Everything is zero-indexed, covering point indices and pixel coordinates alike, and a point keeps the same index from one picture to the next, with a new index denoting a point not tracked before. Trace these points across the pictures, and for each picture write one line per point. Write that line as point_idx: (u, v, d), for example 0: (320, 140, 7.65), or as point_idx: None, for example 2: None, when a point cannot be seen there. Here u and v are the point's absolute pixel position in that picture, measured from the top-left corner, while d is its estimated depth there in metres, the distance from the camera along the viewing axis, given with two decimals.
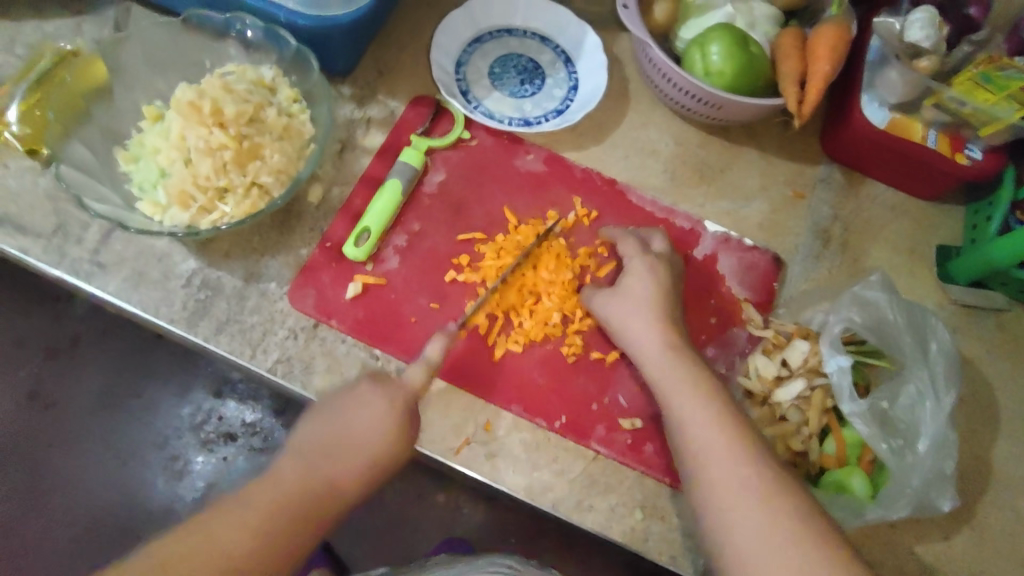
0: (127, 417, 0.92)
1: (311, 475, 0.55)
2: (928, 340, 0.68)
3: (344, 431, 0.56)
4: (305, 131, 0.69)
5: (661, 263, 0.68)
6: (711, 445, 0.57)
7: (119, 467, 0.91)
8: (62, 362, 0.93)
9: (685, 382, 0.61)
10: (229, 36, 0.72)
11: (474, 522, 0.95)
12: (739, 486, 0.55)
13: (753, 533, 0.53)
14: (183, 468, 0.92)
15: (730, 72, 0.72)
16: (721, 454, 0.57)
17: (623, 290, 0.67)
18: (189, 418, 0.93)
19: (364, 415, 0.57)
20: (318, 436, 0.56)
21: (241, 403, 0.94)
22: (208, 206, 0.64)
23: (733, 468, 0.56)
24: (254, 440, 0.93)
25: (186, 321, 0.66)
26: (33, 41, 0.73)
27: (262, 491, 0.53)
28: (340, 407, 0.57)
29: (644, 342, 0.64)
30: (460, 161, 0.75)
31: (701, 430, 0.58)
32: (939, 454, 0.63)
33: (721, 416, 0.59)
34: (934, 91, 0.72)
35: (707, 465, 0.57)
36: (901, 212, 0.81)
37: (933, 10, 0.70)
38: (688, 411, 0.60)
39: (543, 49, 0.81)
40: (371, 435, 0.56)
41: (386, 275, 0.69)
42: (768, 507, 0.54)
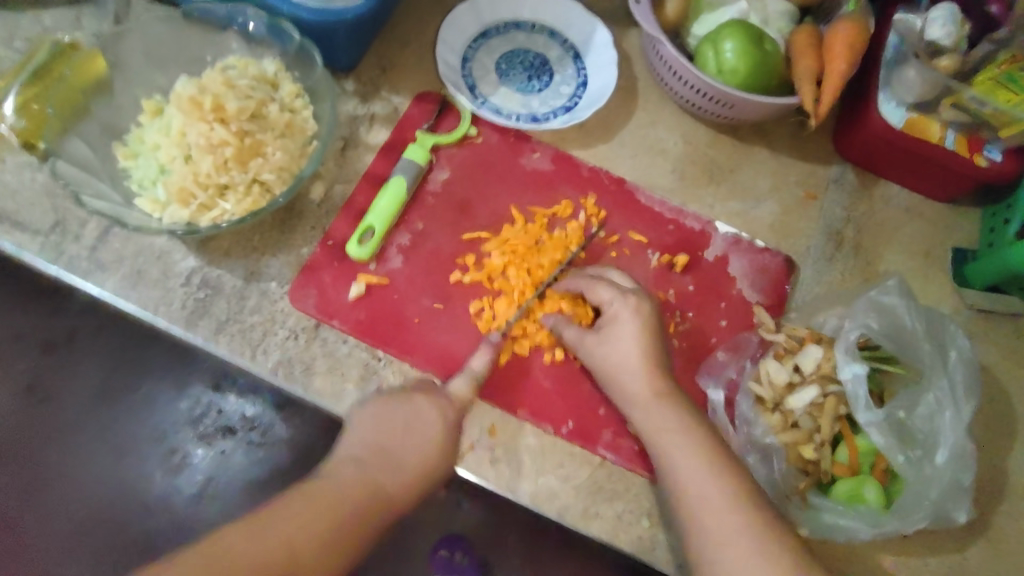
0: (125, 412, 0.91)
1: (368, 483, 0.56)
2: (948, 348, 0.66)
3: (394, 444, 0.58)
4: (308, 127, 0.68)
5: (645, 305, 0.64)
6: (715, 509, 0.56)
7: (118, 461, 0.90)
8: (61, 356, 0.91)
9: (687, 439, 0.59)
10: (231, 30, 0.71)
11: (473, 520, 0.89)
12: (749, 553, 0.54)
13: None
14: (181, 461, 0.90)
15: (744, 70, 0.70)
16: (724, 520, 0.55)
17: (609, 331, 0.64)
18: (187, 413, 0.91)
19: (425, 427, 0.59)
20: (368, 444, 0.58)
21: (240, 397, 0.91)
22: (209, 203, 0.63)
23: (741, 535, 0.55)
24: (252, 435, 0.90)
25: (185, 320, 0.64)
26: (32, 34, 0.72)
27: (310, 499, 0.53)
28: (395, 415, 0.59)
29: (628, 375, 0.63)
30: (465, 159, 0.73)
31: (707, 491, 0.57)
32: (957, 465, 0.62)
33: (725, 477, 0.57)
34: (953, 91, 0.70)
35: (709, 530, 0.56)
36: (916, 214, 0.79)
37: (954, 7, 0.70)
38: (688, 469, 0.58)
39: (551, 45, 0.80)
40: (422, 453, 0.58)
41: (390, 274, 0.68)
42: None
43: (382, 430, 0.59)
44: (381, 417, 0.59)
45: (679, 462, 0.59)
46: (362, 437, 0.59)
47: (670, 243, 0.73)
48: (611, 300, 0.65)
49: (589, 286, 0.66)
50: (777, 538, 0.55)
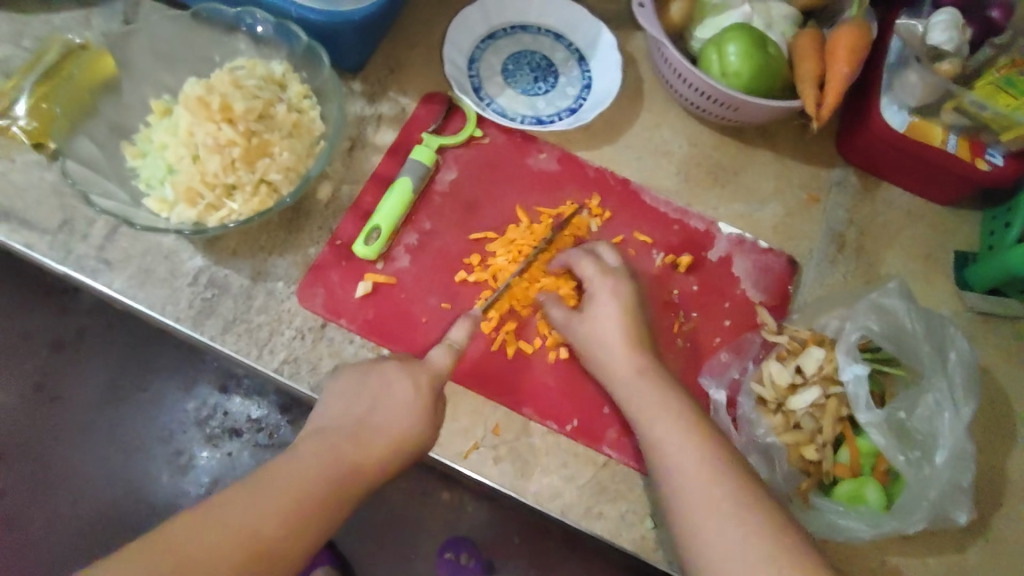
0: (131, 409, 0.92)
1: (341, 453, 0.55)
2: (948, 349, 0.66)
3: (370, 415, 0.58)
4: (315, 128, 0.68)
5: (623, 284, 0.66)
6: (687, 483, 0.56)
7: (124, 459, 0.91)
8: (67, 355, 0.92)
9: (664, 409, 0.60)
10: (239, 31, 0.71)
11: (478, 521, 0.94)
12: (723, 518, 0.54)
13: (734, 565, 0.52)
14: (188, 462, 0.91)
15: (748, 73, 0.71)
16: (697, 486, 0.55)
17: (594, 309, 0.65)
18: (194, 413, 0.92)
19: (397, 397, 0.58)
20: (347, 417, 0.57)
21: (247, 399, 0.93)
22: (216, 203, 0.63)
23: (712, 509, 0.54)
24: (259, 436, 0.92)
25: (192, 319, 0.65)
26: (42, 34, 0.72)
27: (285, 471, 0.53)
28: (368, 388, 0.59)
29: (613, 358, 0.63)
30: (472, 159, 0.74)
31: (684, 460, 0.57)
32: (957, 466, 0.62)
33: (701, 447, 0.57)
34: (954, 95, 0.71)
35: (684, 497, 0.56)
36: (918, 217, 0.79)
37: (955, 12, 0.70)
38: (665, 439, 0.58)
39: (556, 47, 0.80)
40: (400, 421, 0.57)
41: (396, 274, 0.68)
42: (747, 553, 0.52)
43: (359, 404, 0.58)
44: (360, 391, 0.59)
45: (658, 432, 0.59)
46: (338, 412, 0.58)
47: (675, 244, 0.74)
48: (592, 278, 0.66)
49: (575, 263, 0.68)
50: (750, 507, 0.54)
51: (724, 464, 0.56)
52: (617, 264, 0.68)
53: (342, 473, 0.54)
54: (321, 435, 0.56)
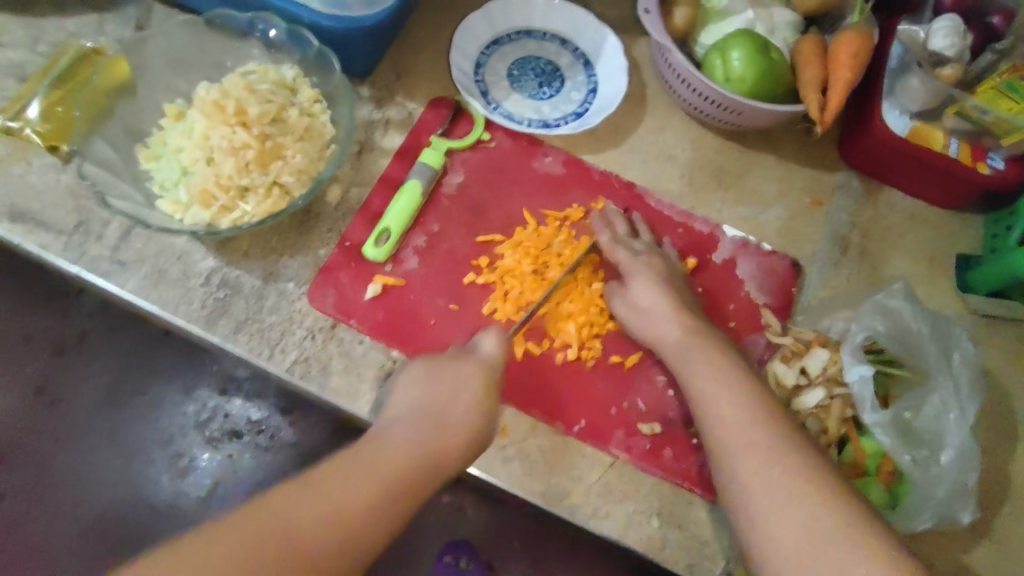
0: (129, 414, 0.93)
1: (420, 441, 0.56)
2: (953, 351, 0.67)
3: (445, 408, 0.58)
4: (326, 131, 0.69)
5: (655, 260, 0.70)
6: (726, 427, 0.58)
7: (125, 464, 0.92)
8: (70, 358, 0.95)
9: (706, 361, 0.62)
10: (253, 37, 0.73)
11: (478, 524, 0.95)
12: (765, 457, 0.56)
13: (776, 499, 0.54)
14: (188, 466, 0.93)
15: (752, 79, 0.72)
16: (739, 426, 0.58)
17: (629, 287, 0.69)
18: (194, 416, 0.93)
19: (464, 390, 0.60)
20: (421, 402, 0.59)
21: (247, 402, 0.95)
22: (230, 204, 0.64)
23: (756, 448, 0.56)
24: (260, 438, 0.94)
25: (204, 319, 0.66)
26: (57, 39, 0.73)
27: (362, 459, 0.53)
28: (441, 380, 0.60)
29: (656, 325, 0.66)
30: (480, 162, 0.75)
31: (724, 406, 0.59)
32: (964, 465, 0.63)
33: (743, 393, 0.60)
34: (956, 100, 0.72)
35: (727, 440, 0.58)
36: (920, 220, 0.80)
37: (956, 18, 0.71)
38: (709, 387, 0.61)
39: (561, 52, 0.82)
40: (471, 412, 0.59)
41: (406, 275, 0.69)
42: (787, 485, 0.54)
43: (429, 395, 0.59)
44: (431, 381, 0.60)
45: (702, 382, 0.61)
46: (412, 398, 0.59)
47: (679, 246, 0.75)
48: (627, 262, 0.69)
49: (607, 249, 0.71)
50: (790, 446, 0.56)
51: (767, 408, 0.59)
52: (645, 248, 0.71)
53: (419, 464, 0.55)
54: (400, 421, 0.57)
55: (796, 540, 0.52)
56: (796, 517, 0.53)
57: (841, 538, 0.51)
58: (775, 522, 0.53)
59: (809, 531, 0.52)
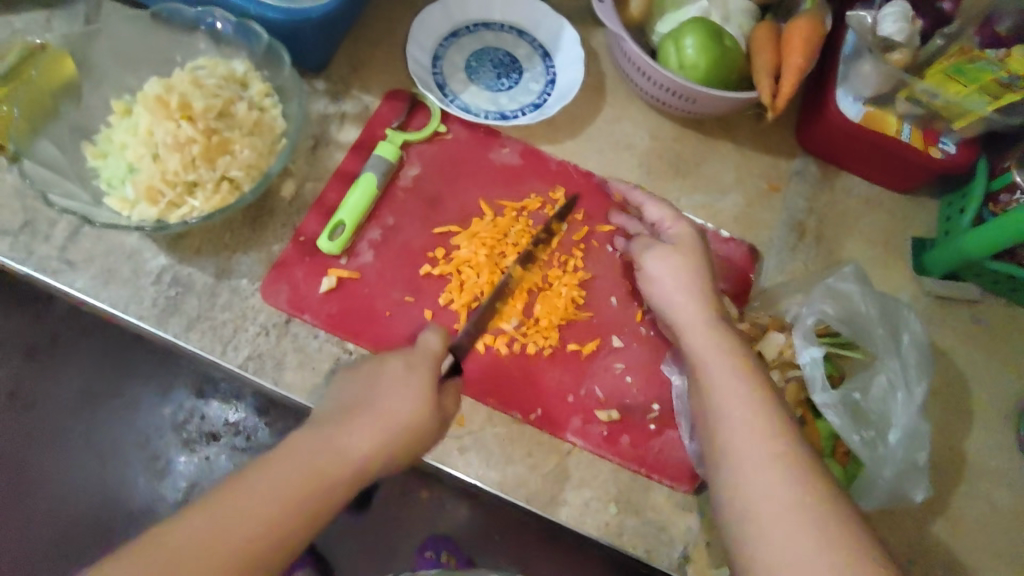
0: (105, 416, 0.96)
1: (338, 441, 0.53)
2: (901, 332, 0.67)
3: (373, 396, 0.56)
4: (277, 126, 0.68)
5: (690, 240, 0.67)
6: (727, 401, 0.57)
7: (102, 467, 0.95)
8: (41, 362, 0.96)
9: (720, 356, 0.60)
10: (199, 31, 0.72)
11: (458, 519, 0.96)
12: (763, 462, 0.52)
13: (767, 503, 0.51)
14: (164, 467, 0.96)
15: (704, 66, 0.72)
16: (746, 424, 0.55)
17: (660, 261, 0.66)
18: (172, 417, 0.96)
19: (395, 380, 0.57)
20: (341, 404, 0.56)
21: (224, 403, 0.97)
22: (177, 200, 0.63)
23: (754, 423, 0.55)
24: (237, 439, 0.95)
25: (155, 318, 0.65)
26: (2, 37, 0.73)
27: (266, 467, 0.50)
28: (362, 379, 0.58)
29: (682, 300, 0.64)
30: (435, 155, 0.75)
31: (734, 404, 0.56)
32: (912, 446, 0.63)
33: (754, 395, 0.56)
34: (907, 84, 0.73)
35: (731, 436, 0.55)
36: (876, 205, 0.81)
37: (904, 5, 0.72)
38: (721, 368, 0.59)
39: (519, 44, 0.81)
40: (399, 402, 0.56)
41: (361, 268, 0.69)
42: (781, 492, 0.51)
43: (348, 400, 0.57)
44: (353, 380, 0.58)
45: (716, 367, 0.59)
46: (336, 398, 0.57)
47: None
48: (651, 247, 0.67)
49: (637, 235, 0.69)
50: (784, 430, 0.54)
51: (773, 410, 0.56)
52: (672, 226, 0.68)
53: (337, 459, 0.52)
54: (312, 427, 0.54)
55: (774, 515, 0.50)
56: (786, 521, 0.49)
57: (828, 543, 0.48)
58: (763, 522, 0.50)
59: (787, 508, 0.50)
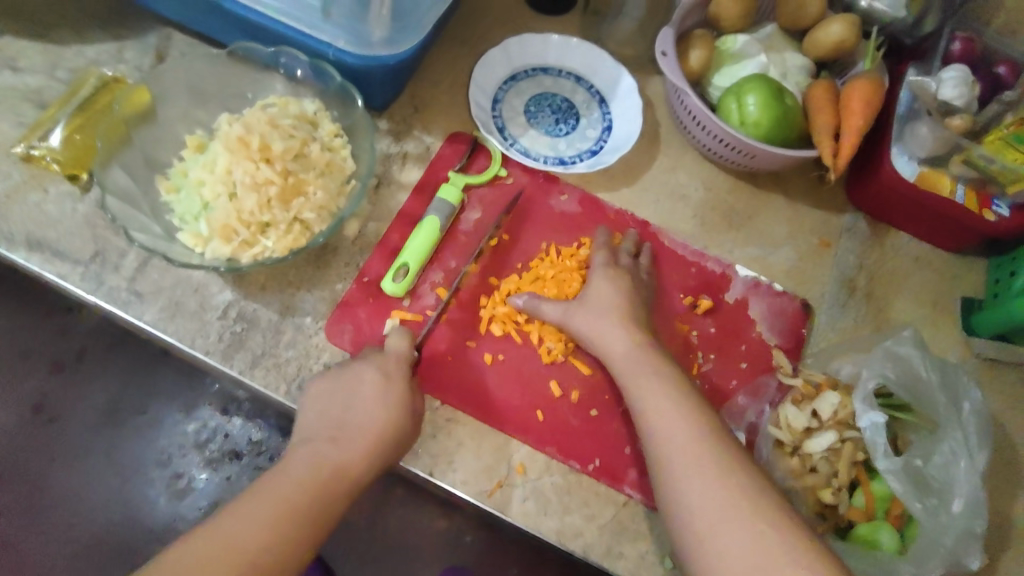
0: (126, 432, 0.98)
1: (323, 462, 0.58)
2: (962, 399, 0.68)
3: (347, 416, 0.61)
4: (347, 167, 0.70)
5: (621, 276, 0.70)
6: (655, 414, 0.61)
7: (121, 483, 0.97)
8: (66, 375, 0.99)
9: (651, 380, 0.62)
10: (277, 71, 0.73)
11: (473, 551, 1.01)
12: (711, 487, 0.55)
13: (707, 501, 0.55)
14: (186, 486, 0.97)
15: (766, 123, 0.73)
16: (680, 434, 0.59)
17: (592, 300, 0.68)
18: (194, 435, 0.98)
19: (370, 392, 0.62)
20: (322, 427, 0.60)
21: (248, 421, 1.00)
22: (251, 240, 0.65)
23: (682, 432, 0.59)
24: (260, 459, 0.98)
25: (221, 353, 0.65)
26: (77, 66, 0.74)
27: (258, 493, 0.55)
28: (340, 394, 0.62)
29: (607, 327, 0.66)
30: (496, 199, 0.76)
31: (673, 428, 0.59)
32: (972, 514, 0.63)
33: (690, 416, 0.60)
34: (964, 148, 0.74)
35: (668, 447, 0.59)
36: (926, 263, 0.82)
37: (966, 71, 0.74)
38: (647, 385, 0.62)
39: (577, 89, 0.83)
40: (375, 415, 0.60)
41: (423, 311, 0.70)
42: (725, 510, 0.54)
43: (328, 416, 0.61)
44: (331, 401, 0.62)
45: (640, 385, 0.63)
46: (313, 422, 0.61)
47: (692, 285, 0.76)
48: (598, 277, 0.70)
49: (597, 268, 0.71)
50: (711, 438, 0.58)
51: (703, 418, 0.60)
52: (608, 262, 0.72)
53: (326, 479, 0.57)
54: (302, 448, 0.59)
55: (715, 514, 0.54)
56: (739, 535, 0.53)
57: (777, 553, 0.52)
58: (721, 535, 0.54)
59: (720, 506, 0.55)
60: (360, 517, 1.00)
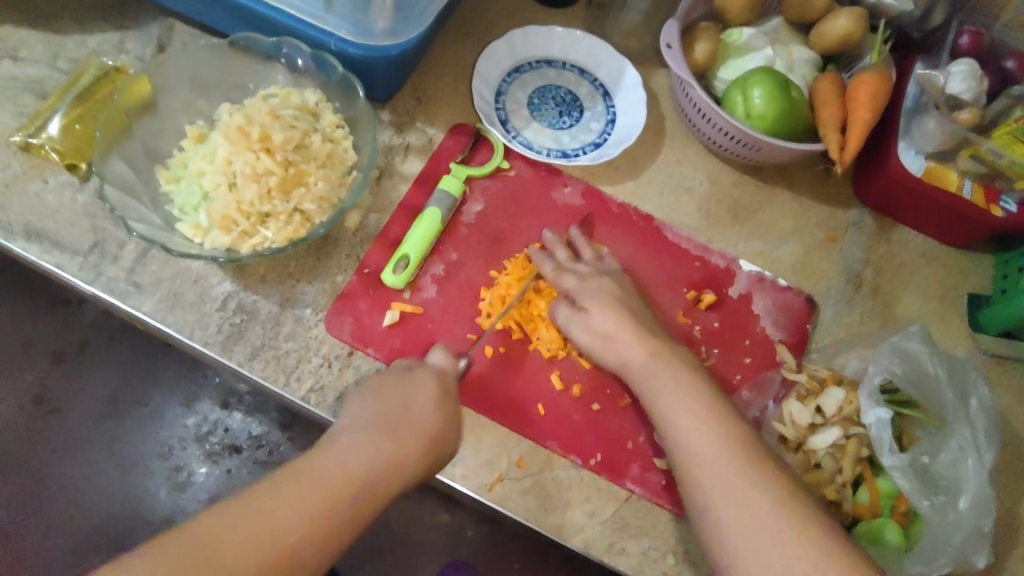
0: (127, 424, 0.98)
1: (374, 455, 0.57)
2: (970, 395, 0.67)
3: (400, 411, 0.60)
4: (349, 157, 0.69)
5: (605, 280, 0.69)
6: (684, 429, 0.60)
7: (121, 475, 0.96)
8: (69, 367, 0.99)
9: (678, 392, 0.62)
10: (278, 61, 0.73)
11: (475, 546, 1.01)
12: (747, 506, 0.55)
13: (749, 523, 0.54)
14: (186, 479, 0.97)
15: (773, 116, 0.72)
16: (714, 450, 0.58)
17: (588, 312, 0.67)
18: (195, 429, 0.98)
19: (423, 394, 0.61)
20: (368, 419, 0.59)
21: (248, 415, 1.00)
22: (250, 230, 0.64)
23: (715, 449, 0.58)
24: (259, 453, 0.98)
25: (220, 345, 0.65)
26: (77, 56, 0.73)
27: (306, 479, 0.54)
28: (392, 394, 0.61)
29: (612, 333, 0.66)
30: (498, 191, 0.75)
31: (704, 444, 0.58)
32: (980, 512, 0.62)
33: (724, 431, 0.59)
34: (972, 142, 0.72)
35: (701, 464, 0.58)
36: (933, 258, 0.81)
37: (973, 64, 0.73)
38: (670, 396, 0.61)
39: (580, 82, 0.82)
40: (428, 416, 0.60)
41: (423, 303, 0.69)
42: (770, 535, 0.54)
43: (379, 405, 0.60)
44: (377, 396, 0.61)
45: (662, 396, 0.62)
46: (362, 415, 0.60)
47: (696, 279, 0.75)
48: (575, 286, 0.69)
49: (555, 277, 0.70)
50: (748, 454, 0.58)
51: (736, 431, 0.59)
52: (593, 271, 0.71)
53: (372, 475, 0.56)
54: (346, 435, 0.58)
55: (757, 536, 0.54)
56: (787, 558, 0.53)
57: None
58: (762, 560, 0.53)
59: (763, 530, 0.54)
60: None
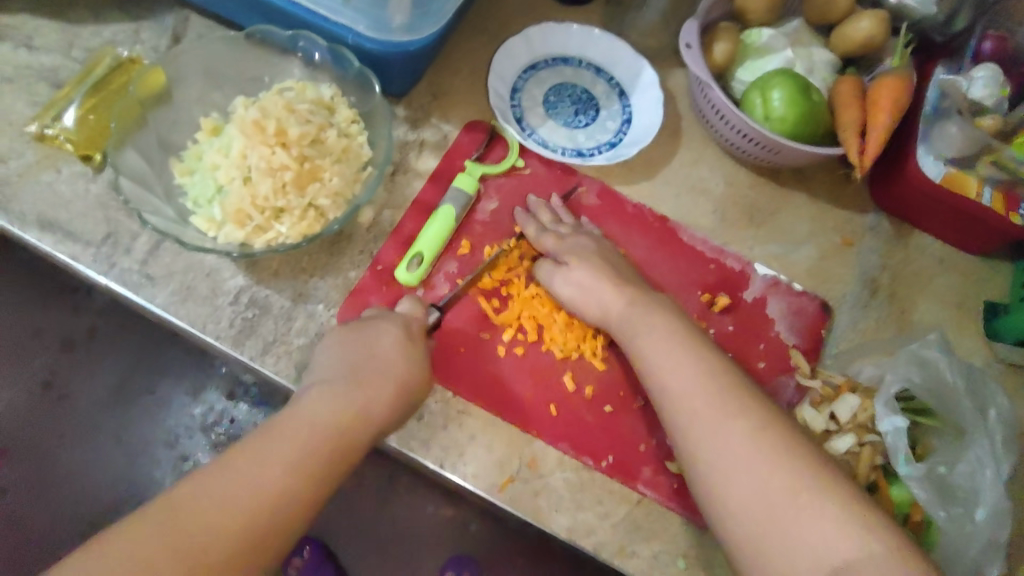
0: (136, 411, 0.98)
1: (346, 404, 0.58)
2: (988, 407, 0.66)
3: (366, 360, 0.60)
4: (364, 153, 0.69)
5: (583, 240, 0.70)
6: (667, 370, 0.60)
7: (127, 464, 0.97)
8: (78, 354, 0.98)
9: (665, 341, 0.62)
10: (295, 55, 0.72)
11: (479, 542, 1.01)
12: (727, 436, 0.56)
13: (729, 458, 0.55)
14: (191, 468, 0.97)
15: (792, 119, 0.72)
16: (696, 388, 0.58)
17: (569, 267, 0.68)
18: (201, 418, 0.98)
19: (387, 343, 0.62)
20: (339, 371, 0.60)
21: (253, 407, 0.99)
22: (264, 225, 0.64)
23: (696, 388, 0.58)
24: None
25: (232, 339, 0.65)
26: (92, 44, 0.73)
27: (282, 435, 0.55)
28: (358, 347, 0.61)
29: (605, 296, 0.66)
30: (513, 189, 0.75)
31: (685, 379, 0.59)
32: (997, 522, 0.62)
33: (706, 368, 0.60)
34: (992, 149, 0.73)
35: (686, 404, 0.58)
36: (949, 265, 0.80)
37: (995, 70, 0.73)
38: (658, 344, 0.62)
39: (597, 80, 0.81)
40: (399, 366, 0.61)
41: (436, 301, 0.69)
42: (752, 458, 0.55)
43: (349, 357, 0.61)
44: (344, 353, 0.61)
45: (652, 349, 0.62)
46: (331, 370, 0.60)
47: (711, 282, 0.74)
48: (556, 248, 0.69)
49: (536, 240, 0.70)
50: (730, 390, 0.58)
51: (720, 372, 0.59)
52: (574, 232, 0.71)
53: (352, 426, 0.57)
54: (321, 387, 0.59)
55: (736, 460, 0.55)
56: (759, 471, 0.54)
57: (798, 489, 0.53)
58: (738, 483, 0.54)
59: (742, 457, 0.55)
60: (367, 503, 1.00)
